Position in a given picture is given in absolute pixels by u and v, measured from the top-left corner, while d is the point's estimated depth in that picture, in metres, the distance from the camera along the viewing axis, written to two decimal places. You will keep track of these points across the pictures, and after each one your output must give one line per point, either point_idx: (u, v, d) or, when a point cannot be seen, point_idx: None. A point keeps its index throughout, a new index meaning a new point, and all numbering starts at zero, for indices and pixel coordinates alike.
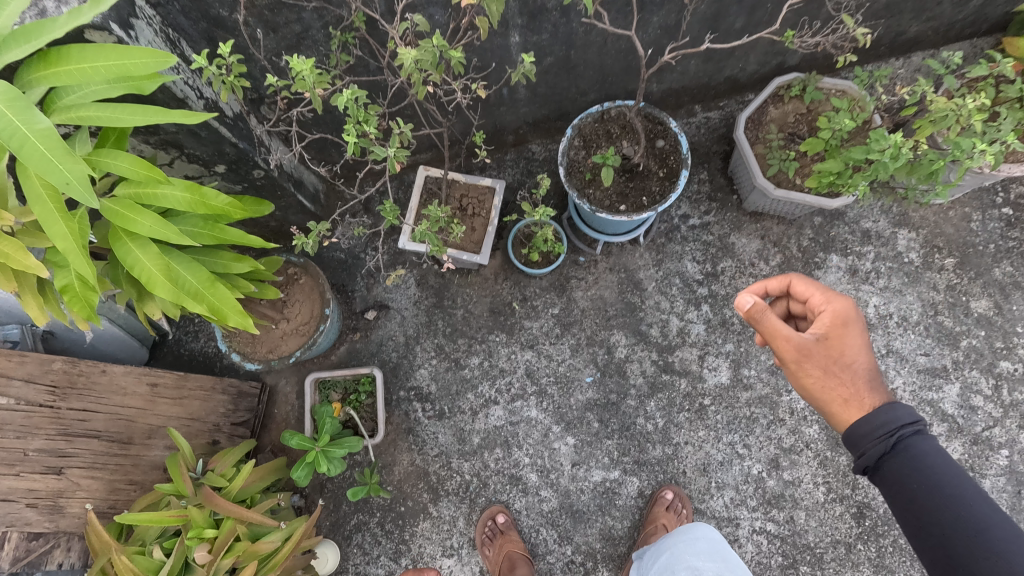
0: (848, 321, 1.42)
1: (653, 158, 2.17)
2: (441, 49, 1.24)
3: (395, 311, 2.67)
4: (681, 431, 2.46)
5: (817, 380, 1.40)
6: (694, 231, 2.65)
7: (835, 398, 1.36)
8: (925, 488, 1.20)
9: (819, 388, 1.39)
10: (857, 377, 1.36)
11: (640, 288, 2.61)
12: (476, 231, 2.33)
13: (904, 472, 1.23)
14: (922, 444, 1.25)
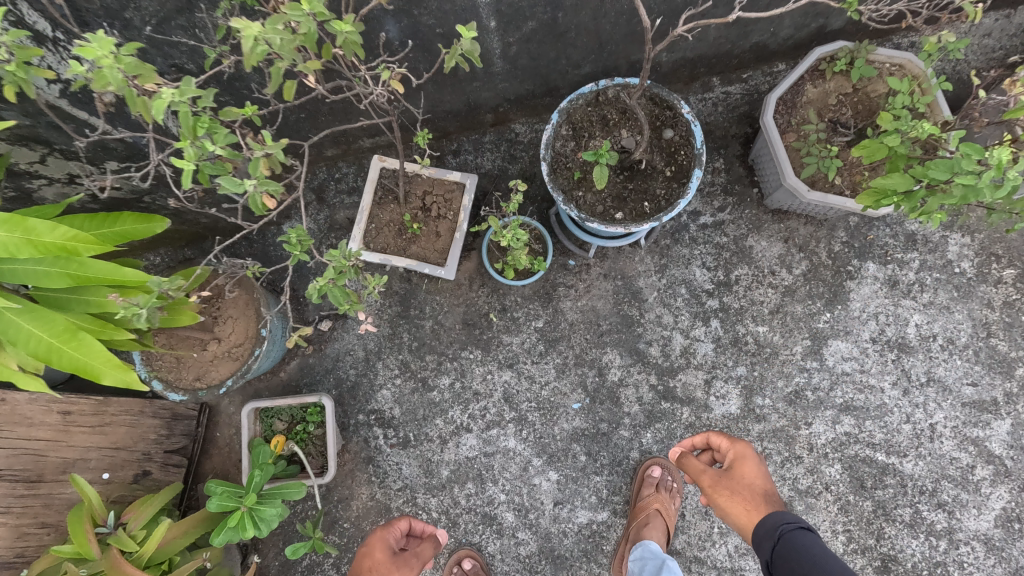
0: (741, 454, 1.67)
1: (659, 152, 1.74)
2: (316, 22, 1.10)
3: (353, 321, 2.30)
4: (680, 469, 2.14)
5: (728, 499, 1.60)
6: (705, 231, 2.23)
7: (744, 515, 1.56)
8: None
9: (731, 506, 1.59)
10: (756, 495, 1.58)
11: (639, 299, 2.22)
12: (442, 237, 1.92)
13: (794, 569, 1.44)
14: (800, 537, 1.48)
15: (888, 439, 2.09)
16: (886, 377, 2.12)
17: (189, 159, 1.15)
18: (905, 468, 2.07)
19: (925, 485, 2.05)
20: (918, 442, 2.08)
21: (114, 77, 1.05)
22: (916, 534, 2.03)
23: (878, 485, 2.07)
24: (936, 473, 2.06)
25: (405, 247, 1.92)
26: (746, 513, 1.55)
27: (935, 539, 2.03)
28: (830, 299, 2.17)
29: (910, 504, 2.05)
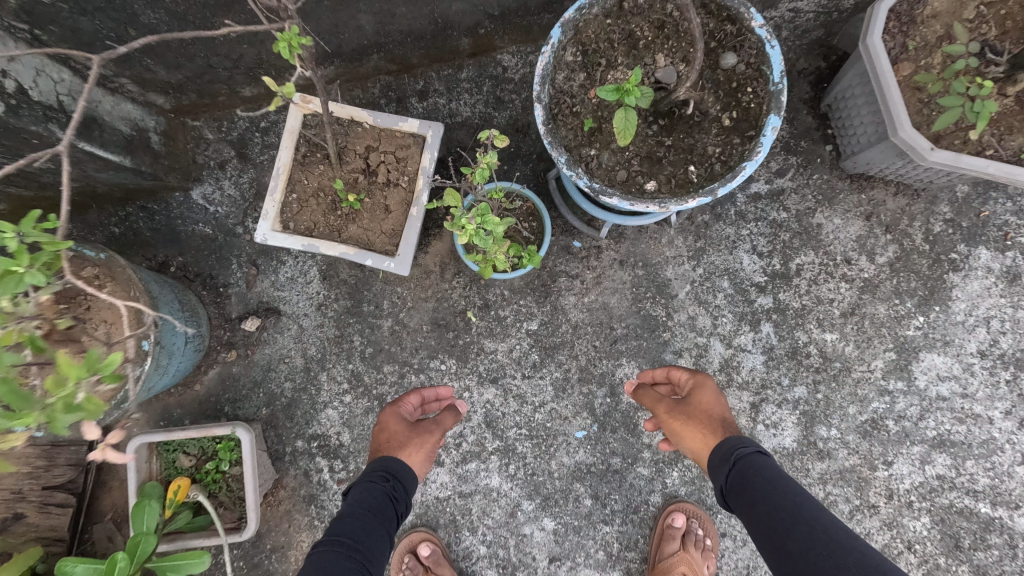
0: (701, 378, 1.32)
1: (712, 89, 1.15)
2: None
3: (289, 319, 1.76)
4: (716, 517, 1.64)
5: (680, 421, 1.24)
6: (758, 205, 1.66)
7: (697, 440, 1.20)
8: (764, 509, 1.04)
9: (683, 430, 1.23)
10: (713, 420, 1.21)
11: (666, 295, 1.67)
12: (392, 213, 1.35)
13: (749, 498, 1.06)
14: (763, 463, 1.11)
15: (993, 485, 1.57)
16: (994, 404, 1.58)
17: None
18: (1016, 523, 1.56)
19: None
20: None
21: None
22: None
23: (977, 545, 1.57)
24: None
25: (342, 227, 1.35)
26: (699, 437, 1.20)
27: None
28: (924, 297, 1.61)
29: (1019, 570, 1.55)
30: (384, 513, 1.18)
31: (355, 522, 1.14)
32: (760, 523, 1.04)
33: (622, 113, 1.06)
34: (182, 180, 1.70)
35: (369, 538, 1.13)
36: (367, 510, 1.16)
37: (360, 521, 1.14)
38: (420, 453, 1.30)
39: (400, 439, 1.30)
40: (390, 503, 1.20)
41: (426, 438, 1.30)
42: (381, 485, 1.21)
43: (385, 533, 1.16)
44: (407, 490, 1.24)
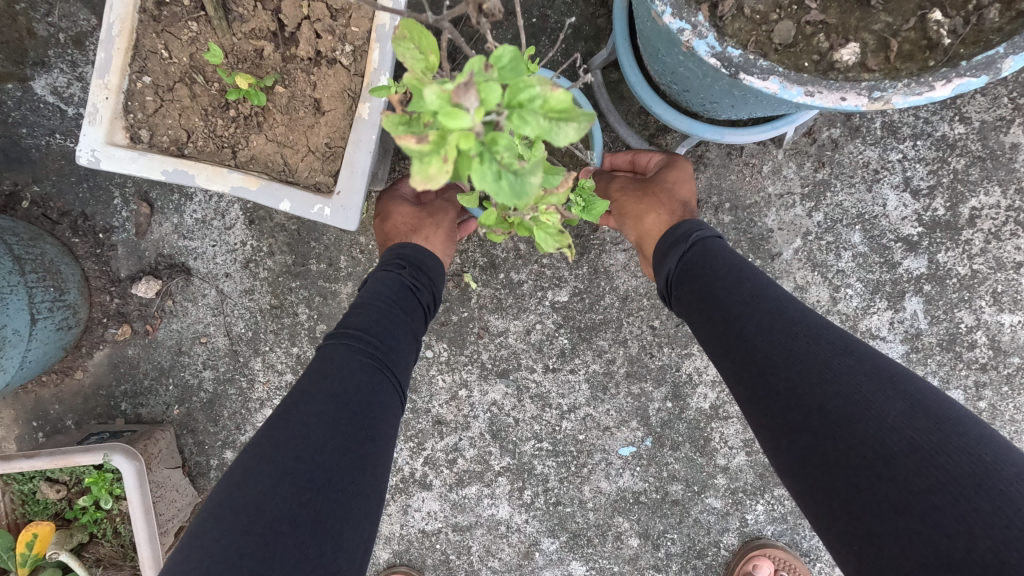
0: (671, 160, 0.96)
1: None
2: None
3: (202, 281, 1.20)
4: (814, 562, 1.18)
5: (630, 213, 0.90)
6: (920, 115, 1.05)
7: (648, 223, 0.88)
8: (712, 300, 0.71)
9: (632, 215, 0.90)
10: (672, 204, 0.88)
11: (764, 254, 1.10)
12: (324, 114, 0.76)
13: (697, 289, 0.74)
14: (725, 248, 0.77)
15: None
16: None
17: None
18: None
19: None
20: None
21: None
22: None
23: None
24: None
25: (239, 138, 0.77)
26: (648, 225, 0.87)
27: None
28: None
29: None
30: (406, 311, 0.82)
31: (369, 312, 0.79)
32: (707, 318, 0.71)
33: None
34: (10, 64, 1.11)
35: (391, 331, 0.79)
36: (389, 301, 0.81)
37: (376, 313, 0.79)
38: (441, 236, 0.94)
39: (409, 225, 0.93)
40: (411, 293, 0.84)
41: (444, 217, 0.96)
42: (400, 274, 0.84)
43: (410, 328, 0.81)
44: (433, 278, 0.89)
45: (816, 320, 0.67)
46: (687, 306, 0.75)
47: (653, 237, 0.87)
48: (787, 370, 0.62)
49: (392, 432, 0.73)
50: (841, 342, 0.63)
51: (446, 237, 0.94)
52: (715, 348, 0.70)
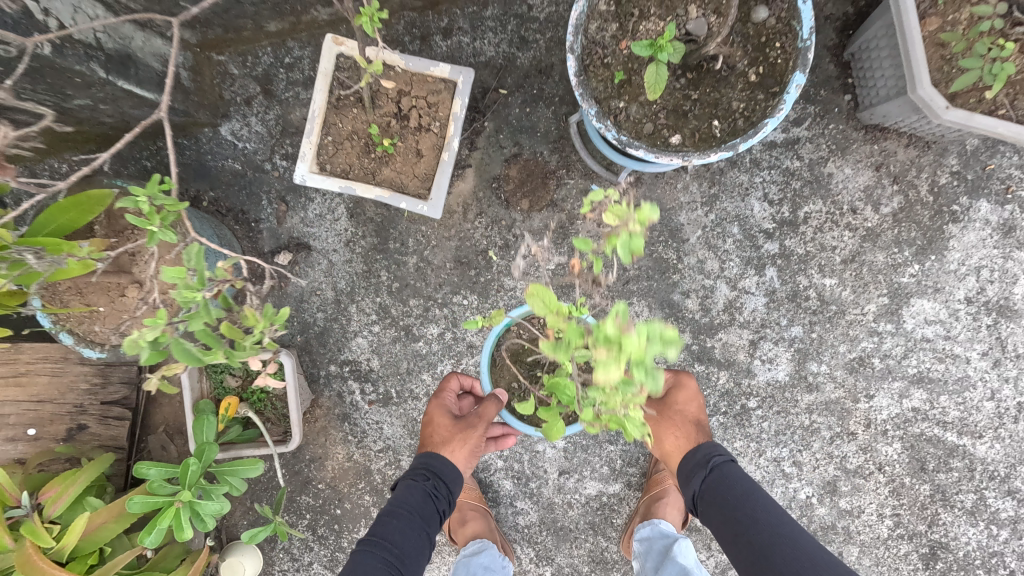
0: (682, 379, 1.53)
1: (741, 44, 1.17)
2: None
3: (320, 254, 1.85)
4: None
5: (655, 430, 1.46)
6: (773, 154, 1.71)
7: (672, 442, 1.43)
8: (731, 521, 1.25)
9: (661, 431, 1.45)
10: (688, 422, 1.45)
11: (678, 239, 1.75)
12: (424, 157, 1.41)
13: (720, 511, 1.27)
14: (731, 473, 1.32)
15: (962, 418, 1.74)
16: (975, 346, 1.72)
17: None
18: (978, 450, 1.74)
19: (997, 471, 1.75)
20: (999, 422, 1.73)
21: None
22: (975, 521, 1.76)
23: (941, 468, 1.76)
24: (1014, 458, 1.74)
25: (376, 170, 1.42)
26: (676, 443, 1.42)
27: (996, 527, 1.76)
28: (922, 247, 1.70)
29: (975, 490, 1.75)
30: (424, 509, 1.34)
31: (394, 519, 1.31)
32: (734, 536, 1.24)
33: (654, 69, 1.10)
34: (210, 117, 1.75)
35: (407, 540, 1.29)
36: (411, 511, 1.32)
37: (399, 518, 1.31)
38: (461, 451, 1.44)
39: (447, 438, 1.45)
40: (430, 503, 1.35)
41: (466, 436, 1.44)
42: (424, 484, 1.37)
43: (425, 531, 1.32)
44: (450, 481, 1.40)
45: (791, 533, 1.21)
46: (719, 525, 1.27)
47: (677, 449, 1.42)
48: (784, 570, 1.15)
49: None
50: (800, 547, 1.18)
51: (473, 445, 1.44)
52: (740, 554, 1.22)
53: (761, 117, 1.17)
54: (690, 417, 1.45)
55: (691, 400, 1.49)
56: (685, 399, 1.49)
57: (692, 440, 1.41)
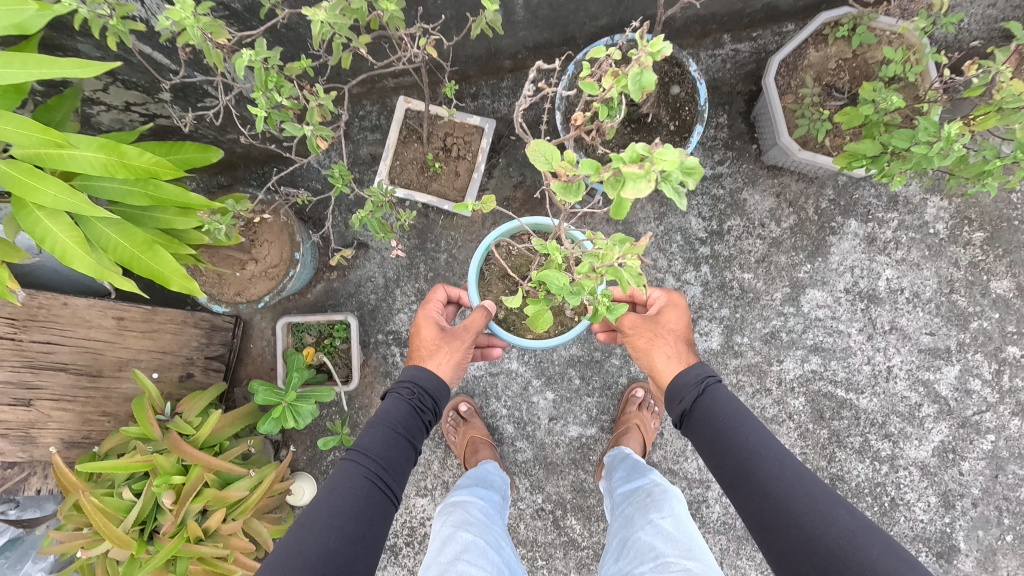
0: (672, 301, 1.75)
1: (665, 108, 1.90)
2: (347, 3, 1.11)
3: (375, 251, 2.47)
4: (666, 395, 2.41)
5: (649, 349, 1.67)
6: (704, 184, 2.40)
7: (666, 361, 1.64)
8: (725, 438, 1.42)
9: (654, 347, 1.67)
10: (677, 339, 1.68)
11: (637, 244, 2.42)
12: (461, 176, 2.10)
13: (713, 429, 1.45)
14: (720, 394, 1.51)
15: (848, 377, 2.35)
16: (854, 324, 2.36)
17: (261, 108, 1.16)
18: (861, 402, 2.35)
19: (876, 418, 2.34)
20: (875, 381, 2.35)
21: (194, 34, 1.11)
22: (863, 458, 2.34)
23: (835, 416, 2.35)
24: (887, 408, 2.34)
25: (426, 184, 2.09)
26: (668, 358, 1.63)
27: (879, 463, 2.33)
28: (812, 252, 2.38)
29: (860, 433, 2.34)
30: (409, 419, 1.50)
31: (381, 435, 1.45)
32: (729, 454, 1.41)
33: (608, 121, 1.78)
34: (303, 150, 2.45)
35: (392, 456, 1.44)
36: (397, 424, 1.48)
37: (385, 429, 1.46)
38: (444, 364, 1.62)
39: (435, 350, 1.66)
40: (413, 417, 1.51)
41: (446, 354, 1.63)
42: (409, 398, 1.53)
43: (409, 441, 1.48)
44: (439, 390, 1.59)
45: (784, 460, 1.37)
46: (714, 442, 1.44)
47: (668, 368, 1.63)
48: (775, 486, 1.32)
49: (382, 525, 1.37)
50: (791, 471, 1.35)
51: (459, 355, 1.66)
52: (734, 469, 1.39)
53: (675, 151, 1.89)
54: (680, 335, 1.68)
55: (679, 320, 1.71)
56: (675, 320, 1.71)
57: (683, 360, 1.62)
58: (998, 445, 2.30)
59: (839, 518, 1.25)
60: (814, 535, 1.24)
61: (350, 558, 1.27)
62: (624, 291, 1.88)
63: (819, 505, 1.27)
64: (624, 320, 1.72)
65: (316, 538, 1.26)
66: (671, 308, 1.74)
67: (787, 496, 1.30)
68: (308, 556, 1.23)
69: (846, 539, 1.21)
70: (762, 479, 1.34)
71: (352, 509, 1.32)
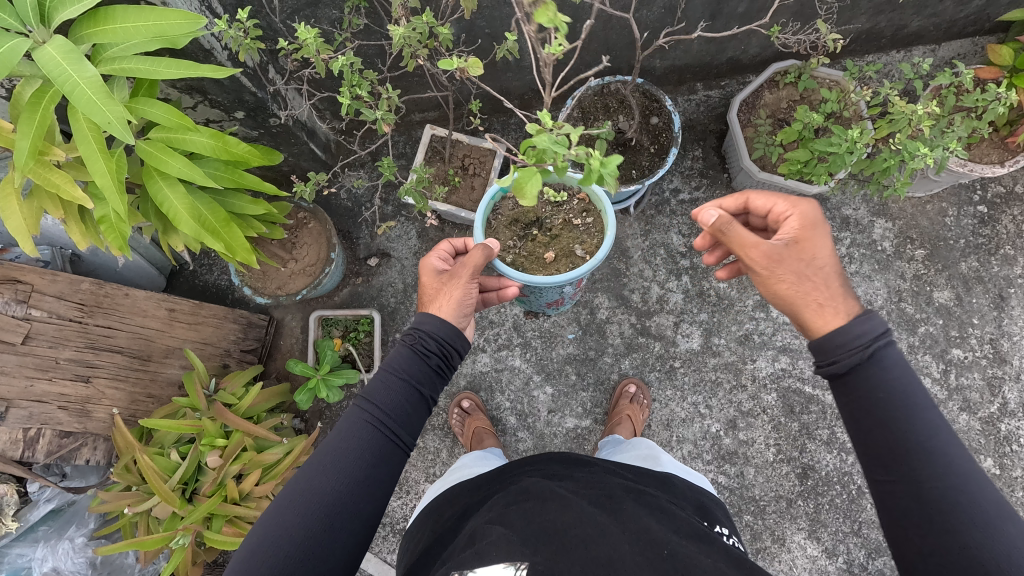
0: (813, 215, 1.40)
1: (646, 135, 2.32)
2: (428, 26, 1.56)
3: (396, 260, 2.79)
4: (653, 392, 2.67)
5: (789, 293, 1.34)
6: (682, 207, 2.79)
7: (814, 307, 1.30)
8: (875, 406, 1.15)
9: (795, 288, 1.33)
10: (825, 276, 1.33)
11: (626, 256, 2.77)
12: (476, 190, 2.47)
13: (862, 392, 1.17)
14: (893, 351, 1.18)
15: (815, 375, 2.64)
16: None
17: (346, 94, 1.65)
18: (827, 398, 2.62)
19: None
20: None
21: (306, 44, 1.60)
22: (831, 449, 2.58)
23: (804, 410, 2.62)
24: None
25: (446, 196, 2.47)
26: (818, 303, 1.30)
27: (846, 453, 2.58)
28: None
29: (828, 426, 2.60)
30: (413, 364, 1.43)
31: (382, 384, 1.38)
32: (875, 421, 1.15)
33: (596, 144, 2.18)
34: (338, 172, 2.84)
35: (392, 403, 1.37)
36: (400, 371, 1.41)
37: (388, 376, 1.40)
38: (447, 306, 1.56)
39: (435, 295, 1.59)
40: (422, 359, 1.44)
41: (445, 296, 1.57)
42: (410, 344, 1.45)
43: (414, 387, 1.40)
44: (444, 330, 1.48)
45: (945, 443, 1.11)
46: (862, 410, 1.17)
47: (822, 321, 1.27)
48: (927, 471, 1.08)
49: (392, 467, 1.34)
50: (950, 460, 1.09)
51: (461, 292, 1.58)
52: (877, 434, 1.15)
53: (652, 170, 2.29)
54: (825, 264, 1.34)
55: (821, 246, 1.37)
56: (816, 247, 1.36)
57: (843, 310, 1.27)
58: None
59: (1007, 533, 1.01)
60: (958, 540, 1.03)
61: (352, 501, 1.26)
62: (739, 200, 1.55)
63: (981, 511, 1.03)
64: (754, 253, 1.37)
65: (317, 480, 1.26)
66: (813, 229, 1.38)
67: (939, 492, 1.06)
68: (311, 494, 1.24)
69: (1008, 556, 0.99)
70: (915, 465, 1.09)
71: (353, 455, 1.29)
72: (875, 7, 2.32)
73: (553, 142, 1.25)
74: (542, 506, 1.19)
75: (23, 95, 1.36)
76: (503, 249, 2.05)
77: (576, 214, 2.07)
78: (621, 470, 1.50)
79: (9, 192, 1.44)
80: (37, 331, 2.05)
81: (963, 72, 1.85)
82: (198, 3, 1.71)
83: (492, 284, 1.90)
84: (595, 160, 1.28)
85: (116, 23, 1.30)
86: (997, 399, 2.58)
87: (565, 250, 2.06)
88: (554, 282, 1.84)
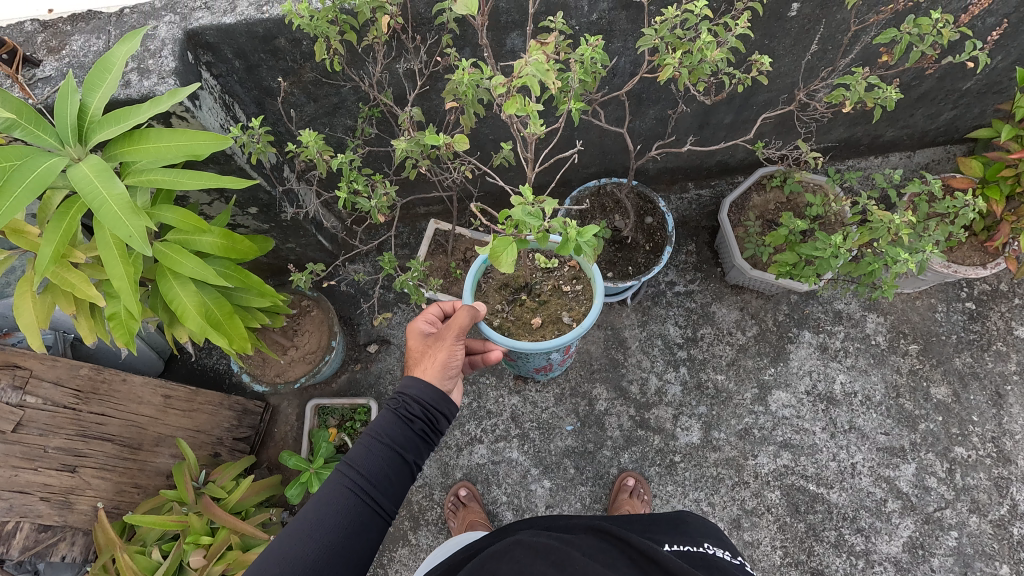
0: None
1: (641, 233, 2.43)
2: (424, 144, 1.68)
3: (395, 346, 2.81)
4: (653, 487, 2.59)
5: None
6: (678, 299, 2.86)
7: None
8: None
9: None
10: None
11: (623, 346, 2.81)
12: None
13: None
14: None
15: (818, 472, 2.59)
16: (817, 422, 2.66)
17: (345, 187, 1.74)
18: (832, 497, 2.55)
19: (847, 512, 2.53)
20: (841, 477, 2.58)
21: (312, 145, 1.70)
22: (840, 552, 2.48)
23: (809, 510, 2.54)
24: (856, 503, 2.55)
25: (447, 286, 2.52)
26: None
27: (855, 557, 2.47)
28: (774, 357, 2.76)
29: (835, 527, 2.51)
30: (395, 428, 1.39)
31: (365, 449, 1.34)
32: None
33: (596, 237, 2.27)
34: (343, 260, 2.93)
35: (374, 469, 1.32)
36: (383, 435, 1.37)
37: (370, 441, 1.36)
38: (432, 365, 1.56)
39: (421, 357, 1.60)
40: (406, 424, 1.41)
41: (429, 356, 1.58)
42: (393, 408, 1.42)
43: (398, 453, 1.37)
44: (426, 394, 1.46)
45: None
46: None
47: None
48: None
49: (371, 534, 1.30)
50: None
51: (446, 354, 1.57)
52: None
53: (647, 266, 2.37)
54: None
55: None
56: None
57: None
58: (963, 541, 2.47)
59: None
60: None
61: (328, 568, 1.22)
62: None
63: None
64: None
65: (292, 544, 1.21)
66: None
67: None
68: (286, 564, 1.19)
69: None
70: None
71: (331, 521, 1.25)
72: (850, 121, 2.51)
73: (530, 213, 1.32)
74: (532, 561, 1.20)
75: (53, 202, 1.44)
76: (491, 313, 2.11)
77: (567, 281, 2.13)
78: (637, 516, 1.53)
79: (25, 290, 1.48)
80: (29, 418, 2.01)
81: (930, 183, 1.98)
82: (224, 113, 1.84)
83: (477, 348, 1.87)
84: (572, 230, 1.35)
85: (149, 142, 1.41)
86: (1006, 501, 2.51)
87: (553, 315, 2.10)
88: (538, 348, 1.87)
